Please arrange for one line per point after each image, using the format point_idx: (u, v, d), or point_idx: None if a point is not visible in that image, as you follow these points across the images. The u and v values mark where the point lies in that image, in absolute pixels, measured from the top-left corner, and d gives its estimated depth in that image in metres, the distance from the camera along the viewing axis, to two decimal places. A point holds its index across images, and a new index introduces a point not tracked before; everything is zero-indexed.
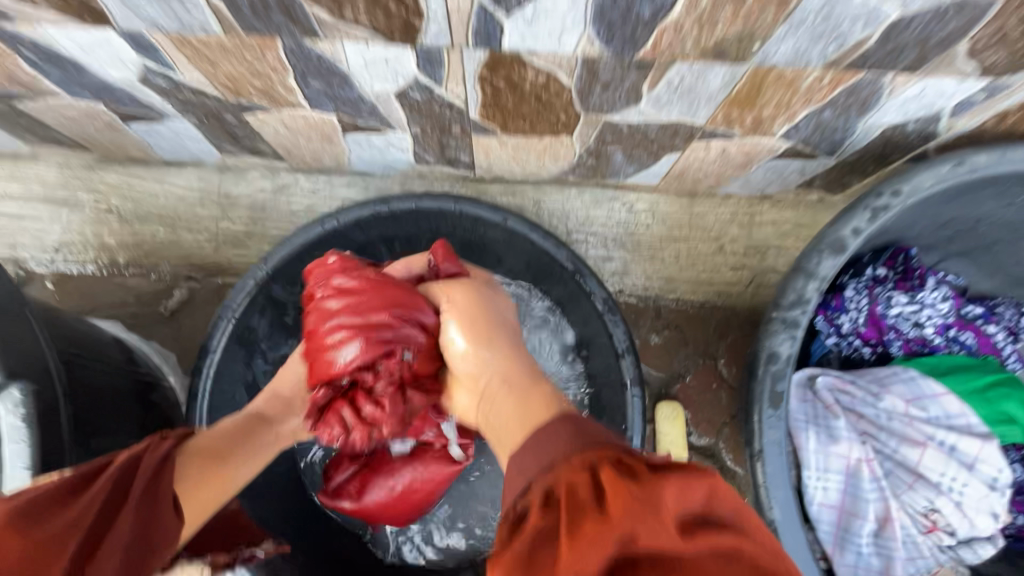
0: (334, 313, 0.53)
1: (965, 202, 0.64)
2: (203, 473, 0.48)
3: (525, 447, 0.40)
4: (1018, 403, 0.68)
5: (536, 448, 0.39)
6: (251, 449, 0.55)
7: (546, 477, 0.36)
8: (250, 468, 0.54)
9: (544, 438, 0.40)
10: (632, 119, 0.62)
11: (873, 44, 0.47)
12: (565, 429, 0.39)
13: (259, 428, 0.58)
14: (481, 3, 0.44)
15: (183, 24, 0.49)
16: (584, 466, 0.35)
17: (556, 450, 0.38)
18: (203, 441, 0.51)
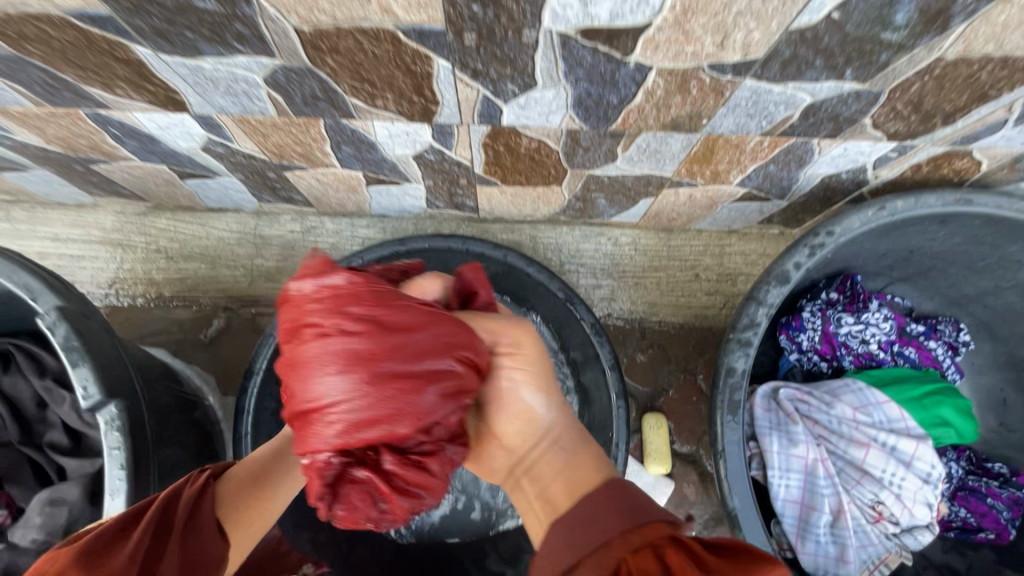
0: (368, 369, 0.41)
1: (895, 237, 0.75)
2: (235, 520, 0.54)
3: (585, 511, 0.46)
4: (953, 408, 0.80)
5: (592, 524, 0.44)
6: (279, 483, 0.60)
7: (615, 559, 0.41)
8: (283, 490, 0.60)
9: (597, 514, 0.45)
10: (611, 172, 0.74)
11: (797, 119, 0.58)
12: (614, 506, 0.45)
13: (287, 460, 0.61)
14: (484, 95, 0.56)
15: (244, 109, 0.61)
16: (647, 545, 0.41)
17: (612, 527, 0.43)
18: (236, 484, 0.56)
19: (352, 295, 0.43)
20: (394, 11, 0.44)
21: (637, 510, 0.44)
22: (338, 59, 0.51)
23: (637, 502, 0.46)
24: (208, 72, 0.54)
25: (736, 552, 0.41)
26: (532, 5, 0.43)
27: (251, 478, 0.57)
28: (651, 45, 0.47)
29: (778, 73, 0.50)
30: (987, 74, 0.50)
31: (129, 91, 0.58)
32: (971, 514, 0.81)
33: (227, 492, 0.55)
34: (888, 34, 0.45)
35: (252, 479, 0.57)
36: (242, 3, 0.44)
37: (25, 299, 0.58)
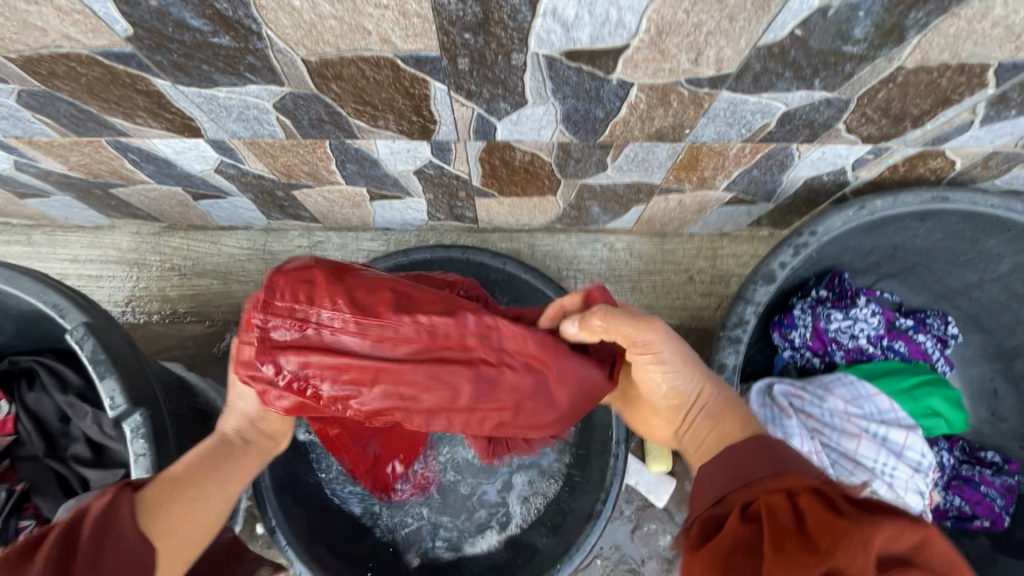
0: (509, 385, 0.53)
1: (877, 235, 0.79)
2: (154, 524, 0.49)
3: (738, 457, 0.53)
4: (942, 398, 0.84)
5: (744, 466, 0.51)
6: (207, 484, 0.54)
7: (754, 493, 0.47)
8: (217, 498, 0.55)
9: (750, 458, 0.52)
10: (603, 181, 0.77)
11: (775, 127, 0.62)
12: (764, 455, 0.51)
13: (217, 462, 0.56)
14: (478, 113, 0.60)
15: (255, 133, 0.65)
16: (783, 488, 0.45)
17: (761, 470, 0.49)
18: (158, 489, 0.51)
19: (461, 338, 0.51)
20: (392, 41, 0.48)
21: (781, 462, 0.49)
22: (341, 85, 0.55)
23: (775, 462, 0.50)
24: (222, 100, 0.58)
25: (881, 508, 0.40)
26: (519, 32, 0.47)
27: (176, 481, 0.53)
28: (631, 64, 0.51)
29: (751, 85, 0.54)
30: (947, 79, 0.53)
31: (149, 120, 0.62)
32: (966, 502, 0.84)
33: (148, 496, 0.50)
34: (849, 47, 0.48)
35: (175, 482, 0.52)
36: (255, 38, 0.48)
37: (53, 316, 0.63)
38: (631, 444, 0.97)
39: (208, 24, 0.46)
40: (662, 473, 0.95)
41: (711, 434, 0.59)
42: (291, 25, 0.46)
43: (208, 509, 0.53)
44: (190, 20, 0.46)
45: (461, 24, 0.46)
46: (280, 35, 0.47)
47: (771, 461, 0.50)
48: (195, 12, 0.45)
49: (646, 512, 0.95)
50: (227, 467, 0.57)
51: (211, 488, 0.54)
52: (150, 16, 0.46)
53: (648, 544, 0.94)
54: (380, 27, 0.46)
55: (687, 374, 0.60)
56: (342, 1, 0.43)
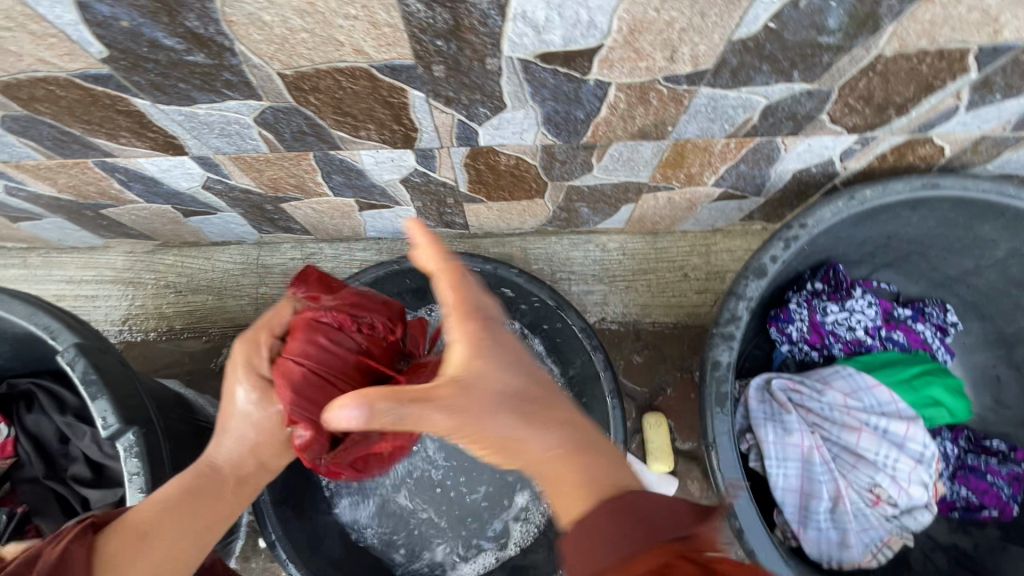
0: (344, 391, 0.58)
1: (870, 225, 0.78)
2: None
3: (586, 534, 0.43)
4: (942, 387, 0.83)
5: (592, 546, 0.42)
6: (169, 538, 0.52)
7: None
8: (186, 545, 0.53)
9: (597, 530, 0.43)
10: (590, 182, 0.77)
11: (757, 121, 0.62)
12: (608, 522, 0.43)
13: (185, 509, 0.55)
14: (459, 119, 0.60)
15: (239, 148, 0.65)
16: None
17: (603, 550, 0.41)
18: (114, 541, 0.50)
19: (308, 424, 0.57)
20: (365, 51, 0.48)
21: (652, 523, 0.42)
22: (319, 97, 0.55)
23: (659, 515, 0.43)
24: (203, 117, 0.58)
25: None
26: (491, 37, 0.47)
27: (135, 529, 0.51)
28: (606, 64, 0.51)
29: (729, 80, 0.54)
30: (927, 66, 0.53)
31: (133, 139, 0.63)
32: (973, 492, 0.82)
33: (103, 551, 0.49)
34: (824, 38, 0.48)
35: (135, 535, 0.51)
36: (228, 54, 0.48)
37: (46, 339, 0.63)
38: (632, 445, 0.96)
39: (181, 42, 0.46)
40: (664, 473, 0.93)
41: (562, 479, 0.48)
42: (263, 40, 0.46)
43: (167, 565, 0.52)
44: (163, 39, 0.46)
45: (433, 31, 0.46)
46: (253, 50, 0.47)
47: (640, 520, 0.42)
48: (167, 31, 0.45)
49: None
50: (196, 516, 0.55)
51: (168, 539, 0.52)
52: (123, 37, 0.46)
53: None
54: (351, 38, 0.46)
55: (516, 408, 0.49)
56: (312, 14, 0.44)
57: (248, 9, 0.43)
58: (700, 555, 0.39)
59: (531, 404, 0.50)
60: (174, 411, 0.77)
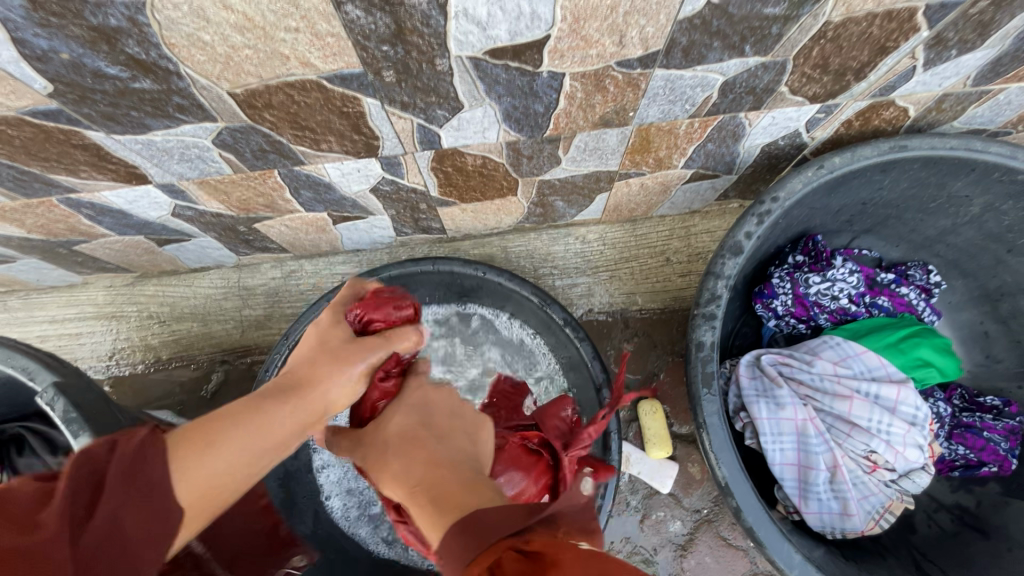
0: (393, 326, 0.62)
1: (843, 192, 0.78)
2: (188, 472, 0.41)
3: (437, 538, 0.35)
4: (931, 348, 0.83)
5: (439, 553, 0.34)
6: (228, 436, 0.43)
7: None
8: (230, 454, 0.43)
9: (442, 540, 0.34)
10: (560, 175, 0.77)
11: (718, 98, 0.61)
12: (453, 530, 0.33)
13: (256, 414, 0.45)
14: (418, 123, 0.59)
15: (202, 172, 0.64)
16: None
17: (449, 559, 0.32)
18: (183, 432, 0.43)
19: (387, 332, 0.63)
20: (312, 63, 0.47)
21: (472, 534, 0.32)
22: (274, 113, 0.54)
23: (493, 520, 0.33)
24: (160, 144, 0.58)
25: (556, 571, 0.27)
26: (436, 37, 0.47)
27: (196, 430, 0.44)
28: (556, 55, 0.50)
29: (683, 59, 0.53)
30: (877, 28, 0.53)
31: (93, 172, 0.62)
32: (970, 450, 0.82)
33: (178, 438, 0.43)
34: (770, 9, 0.48)
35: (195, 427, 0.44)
36: (175, 78, 0.47)
37: (24, 380, 0.63)
38: (630, 434, 0.96)
39: (125, 69, 0.46)
40: (664, 458, 0.94)
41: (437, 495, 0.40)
42: (208, 60, 0.46)
43: (224, 474, 0.43)
44: (106, 68, 0.46)
45: (376, 36, 0.45)
46: (199, 71, 0.47)
47: (470, 526, 0.33)
48: (109, 59, 0.45)
49: (653, 499, 0.94)
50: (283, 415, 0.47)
51: (230, 440, 0.43)
52: (65, 69, 0.45)
53: (660, 532, 0.94)
54: (296, 51, 0.46)
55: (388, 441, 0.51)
56: (252, 30, 0.43)
57: (186, 30, 0.42)
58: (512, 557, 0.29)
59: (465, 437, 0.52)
60: None
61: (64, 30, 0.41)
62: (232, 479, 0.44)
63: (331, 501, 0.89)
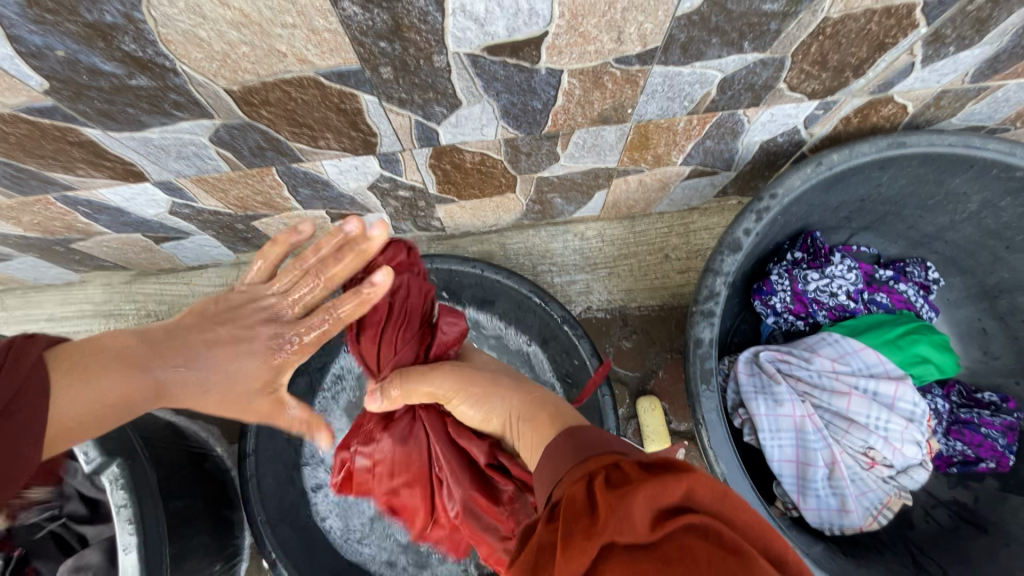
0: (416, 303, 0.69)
1: (842, 189, 0.78)
2: (76, 390, 0.50)
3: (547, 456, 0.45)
4: (929, 344, 0.83)
5: (550, 461, 0.44)
6: (105, 366, 0.53)
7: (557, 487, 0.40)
8: (108, 384, 0.52)
9: (554, 451, 0.45)
10: (559, 172, 0.77)
11: (716, 95, 0.61)
12: (567, 443, 0.45)
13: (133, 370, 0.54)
14: (416, 120, 0.59)
15: (199, 169, 0.64)
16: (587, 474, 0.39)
17: (561, 462, 0.43)
18: (72, 347, 0.52)
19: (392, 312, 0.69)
20: (309, 59, 0.47)
21: (585, 448, 0.43)
22: (271, 110, 0.54)
23: (594, 441, 0.43)
24: (157, 141, 0.57)
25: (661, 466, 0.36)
26: (433, 33, 0.46)
27: (83, 355, 0.52)
28: (554, 51, 0.50)
29: (681, 56, 0.53)
30: (876, 25, 0.52)
31: (90, 170, 0.62)
32: (968, 446, 0.83)
33: (57, 353, 0.51)
34: (768, 5, 0.48)
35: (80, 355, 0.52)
36: (171, 75, 0.47)
37: None
38: (629, 431, 0.96)
39: (121, 66, 0.46)
40: None
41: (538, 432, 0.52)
42: (204, 57, 0.46)
43: (91, 405, 0.52)
44: (102, 65, 0.45)
45: (373, 33, 0.45)
46: (196, 68, 0.47)
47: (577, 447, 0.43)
48: (105, 56, 0.45)
49: None
50: (188, 357, 0.57)
51: (171, 363, 0.56)
52: (60, 67, 0.45)
53: None
54: (293, 47, 0.46)
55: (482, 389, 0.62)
56: (248, 26, 0.43)
57: (182, 27, 0.42)
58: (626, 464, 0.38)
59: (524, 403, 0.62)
60: (160, 437, 0.75)
61: (59, 27, 0.41)
62: (97, 410, 0.52)
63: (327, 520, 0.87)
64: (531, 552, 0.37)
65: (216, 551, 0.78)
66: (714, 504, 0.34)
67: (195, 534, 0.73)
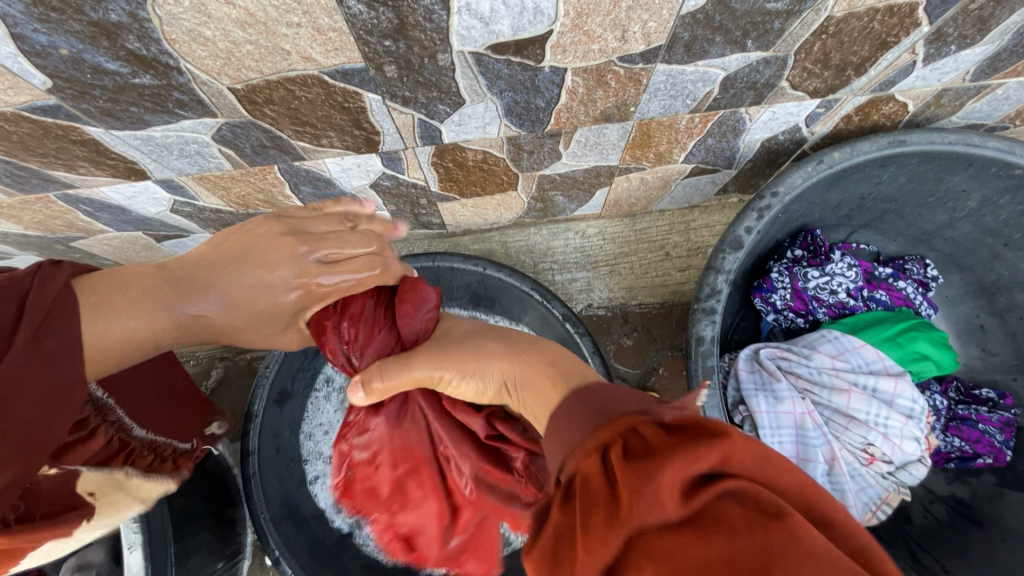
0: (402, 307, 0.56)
1: (842, 187, 0.78)
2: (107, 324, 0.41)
3: (556, 422, 0.38)
4: (928, 341, 0.84)
5: (555, 434, 0.37)
6: (134, 299, 0.42)
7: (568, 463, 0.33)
8: (136, 320, 0.42)
9: (560, 421, 0.38)
10: (561, 170, 0.77)
11: (719, 93, 0.61)
12: (576, 409, 0.37)
13: (163, 299, 0.43)
14: (419, 118, 0.59)
15: (201, 168, 0.64)
16: (598, 444, 0.32)
17: (571, 434, 0.35)
18: (98, 278, 0.42)
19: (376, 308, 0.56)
20: (314, 58, 0.47)
21: (596, 410, 0.36)
22: (274, 108, 0.54)
23: (607, 402, 0.36)
24: (160, 140, 0.57)
25: (690, 428, 0.30)
26: (438, 32, 0.46)
27: (103, 284, 0.42)
28: (559, 50, 0.50)
29: (685, 54, 0.53)
30: (879, 23, 0.53)
31: (92, 168, 0.62)
32: (966, 442, 0.84)
33: (84, 283, 0.41)
34: (772, 4, 0.48)
35: (103, 280, 0.42)
36: (175, 73, 0.47)
37: None
38: None
39: (125, 65, 0.46)
40: None
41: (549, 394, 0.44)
42: (208, 56, 0.46)
43: (127, 339, 0.42)
44: (106, 64, 0.45)
45: (378, 31, 0.45)
46: (200, 67, 0.47)
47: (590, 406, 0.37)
48: (108, 55, 0.44)
49: None
50: (218, 286, 0.46)
51: (210, 295, 0.46)
52: (64, 65, 0.45)
53: None
54: (298, 46, 0.45)
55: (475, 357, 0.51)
56: (253, 25, 0.43)
57: (186, 25, 0.42)
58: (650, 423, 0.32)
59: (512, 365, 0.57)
60: None
61: (64, 25, 0.41)
62: (136, 341, 0.43)
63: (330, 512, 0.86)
64: (547, 540, 0.31)
65: (219, 548, 0.78)
66: (759, 471, 0.28)
67: (198, 531, 0.73)
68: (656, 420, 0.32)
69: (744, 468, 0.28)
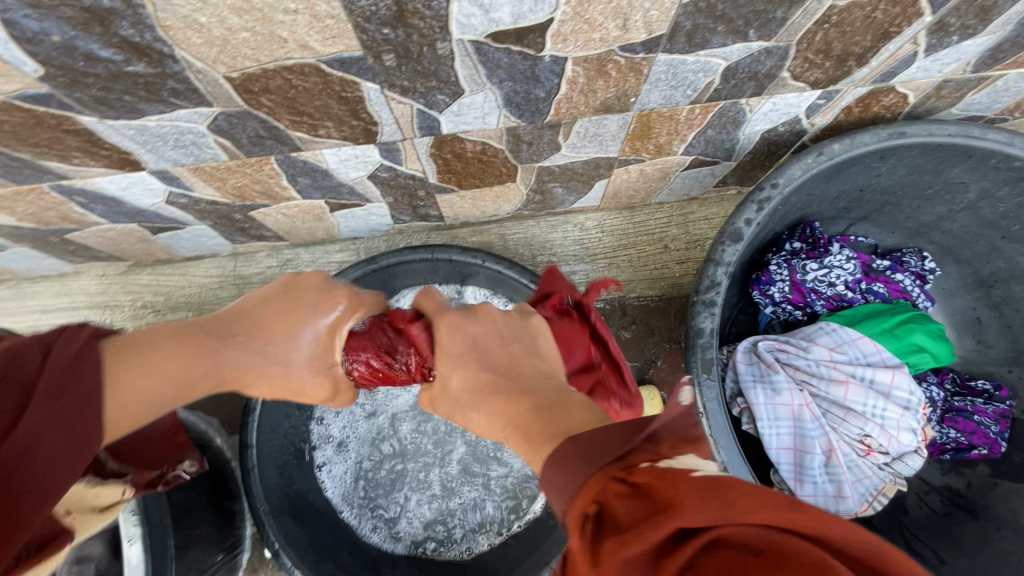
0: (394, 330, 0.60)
1: (841, 179, 0.78)
2: (133, 374, 0.45)
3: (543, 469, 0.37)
4: (925, 333, 0.84)
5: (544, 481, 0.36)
6: (161, 351, 0.48)
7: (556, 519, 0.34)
8: (163, 369, 0.47)
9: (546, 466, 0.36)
10: (560, 161, 0.76)
11: (719, 84, 0.61)
12: (560, 456, 0.35)
13: (193, 352, 0.49)
14: (418, 108, 0.59)
15: (197, 158, 0.63)
16: (578, 507, 0.32)
17: (557, 487, 0.34)
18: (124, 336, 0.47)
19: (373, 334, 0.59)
20: (312, 46, 0.47)
21: (576, 458, 0.34)
22: (271, 97, 0.53)
23: (592, 446, 0.35)
24: (154, 129, 0.56)
25: (661, 491, 0.29)
26: (437, 20, 0.46)
27: (131, 342, 0.47)
28: (559, 38, 0.50)
29: (686, 44, 0.53)
30: (881, 13, 0.52)
31: (86, 159, 0.61)
32: (961, 433, 0.84)
33: (112, 341, 0.46)
34: None
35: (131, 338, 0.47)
36: (170, 61, 0.46)
37: None
38: None
39: (119, 52, 0.45)
40: None
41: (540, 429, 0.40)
42: (204, 43, 0.45)
43: (156, 387, 0.47)
44: (99, 51, 0.45)
45: (377, 19, 0.44)
46: (195, 55, 0.46)
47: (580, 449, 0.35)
48: (102, 42, 0.44)
49: None
50: (249, 334, 0.52)
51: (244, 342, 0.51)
52: (57, 52, 0.44)
53: None
54: (295, 34, 0.45)
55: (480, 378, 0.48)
56: (249, 11, 0.42)
57: (181, 11, 0.41)
58: (623, 480, 0.31)
59: (497, 376, 0.48)
60: None
61: (55, 11, 0.40)
62: (162, 393, 0.48)
63: (336, 499, 0.89)
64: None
65: (218, 539, 0.78)
66: (740, 533, 0.28)
67: (200, 522, 0.74)
68: (628, 476, 0.31)
69: (734, 535, 0.27)
